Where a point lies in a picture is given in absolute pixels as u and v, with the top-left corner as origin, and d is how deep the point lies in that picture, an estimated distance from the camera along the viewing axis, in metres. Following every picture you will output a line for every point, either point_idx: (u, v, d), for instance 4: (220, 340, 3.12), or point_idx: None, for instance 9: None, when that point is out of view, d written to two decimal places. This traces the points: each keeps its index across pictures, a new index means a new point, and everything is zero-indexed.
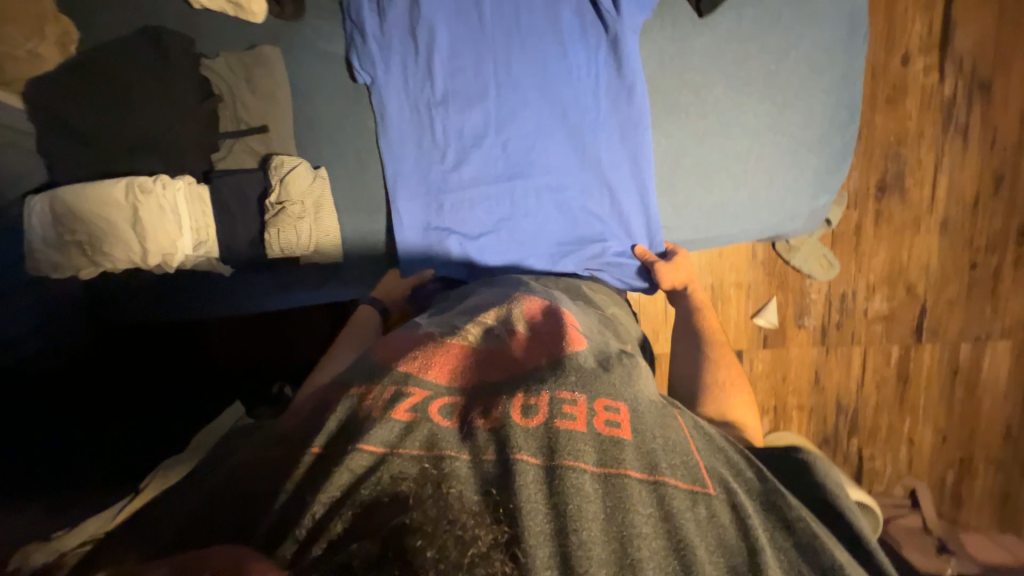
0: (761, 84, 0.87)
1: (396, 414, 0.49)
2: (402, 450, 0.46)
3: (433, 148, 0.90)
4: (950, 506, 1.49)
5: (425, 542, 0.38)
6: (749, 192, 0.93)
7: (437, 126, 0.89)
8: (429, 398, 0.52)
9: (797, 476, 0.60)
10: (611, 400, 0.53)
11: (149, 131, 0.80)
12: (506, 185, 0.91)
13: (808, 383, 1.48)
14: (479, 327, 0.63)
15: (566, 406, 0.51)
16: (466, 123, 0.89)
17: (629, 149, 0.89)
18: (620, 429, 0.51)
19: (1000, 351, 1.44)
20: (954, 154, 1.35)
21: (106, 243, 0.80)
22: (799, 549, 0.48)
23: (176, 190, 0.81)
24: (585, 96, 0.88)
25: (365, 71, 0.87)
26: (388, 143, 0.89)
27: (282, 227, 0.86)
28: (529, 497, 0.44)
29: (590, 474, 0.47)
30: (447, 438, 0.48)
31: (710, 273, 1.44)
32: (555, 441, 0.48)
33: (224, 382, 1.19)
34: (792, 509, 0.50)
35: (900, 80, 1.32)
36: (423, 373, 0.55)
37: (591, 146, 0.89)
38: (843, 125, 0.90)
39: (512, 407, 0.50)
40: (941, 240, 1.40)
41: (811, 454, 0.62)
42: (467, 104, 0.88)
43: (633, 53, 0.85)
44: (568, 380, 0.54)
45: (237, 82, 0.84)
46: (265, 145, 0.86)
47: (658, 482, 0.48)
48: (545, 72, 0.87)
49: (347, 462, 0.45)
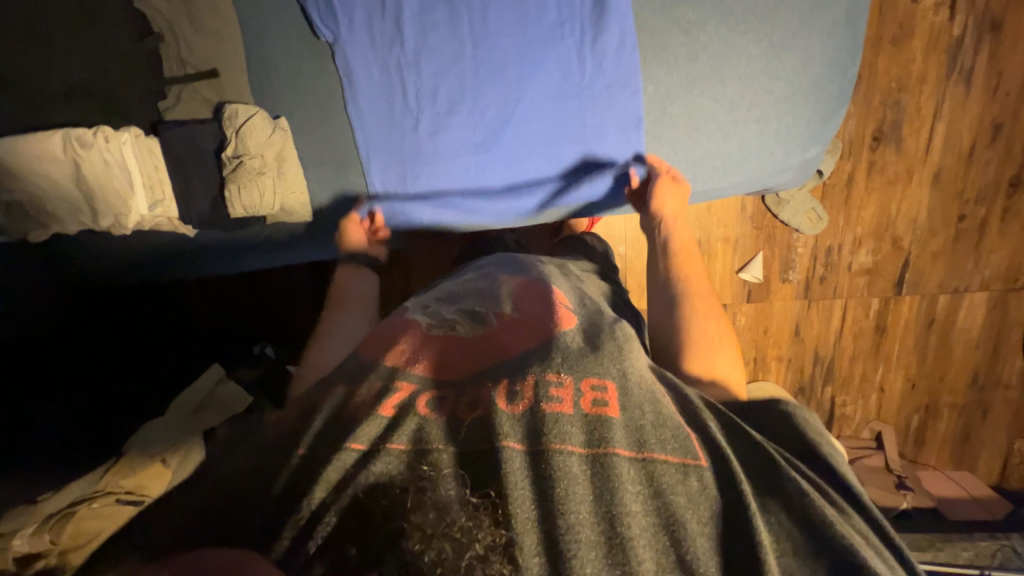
0: (757, 22, 0.79)
1: (384, 410, 0.48)
2: (390, 445, 0.45)
3: (404, 116, 0.83)
4: (913, 447, 1.57)
5: (421, 547, 0.37)
6: (736, 144, 0.89)
7: (410, 91, 0.82)
8: (416, 393, 0.50)
9: (784, 427, 0.58)
10: (599, 378, 0.52)
11: (82, 75, 0.72)
12: (484, 158, 0.87)
13: (788, 334, 1.51)
14: (467, 318, 0.62)
15: (552, 389, 0.49)
16: (437, 89, 0.82)
17: (616, 114, 0.85)
18: (608, 407, 0.49)
19: (977, 302, 1.46)
20: (956, 101, 1.30)
21: (48, 203, 0.75)
22: (788, 509, 0.48)
23: (122, 144, 0.74)
24: (570, 60, 0.81)
25: (326, 26, 0.78)
26: (357, 109, 0.83)
27: (242, 183, 0.79)
28: (516, 484, 0.43)
29: (578, 456, 0.46)
30: (435, 435, 0.46)
31: (697, 228, 1.41)
32: (541, 426, 0.46)
33: (198, 331, 1.16)
34: (786, 472, 0.50)
35: (908, 18, 1.23)
36: (410, 367, 0.54)
37: (577, 114, 0.84)
38: (842, 69, 0.84)
39: (496, 394, 0.49)
40: (931, 192, 1.37)
41: (796, 405, 0.60)
42: (439, 66, 0.80)
43: (623, 8, 0.78)
44: (554, 363, 0.52)
45: (179, 18, 0.76)
46: (218, 93, 0.79)
47: (647, 459, 0.47)
48: (526, 36, 0.79)
49: (336, 460, 0.44)
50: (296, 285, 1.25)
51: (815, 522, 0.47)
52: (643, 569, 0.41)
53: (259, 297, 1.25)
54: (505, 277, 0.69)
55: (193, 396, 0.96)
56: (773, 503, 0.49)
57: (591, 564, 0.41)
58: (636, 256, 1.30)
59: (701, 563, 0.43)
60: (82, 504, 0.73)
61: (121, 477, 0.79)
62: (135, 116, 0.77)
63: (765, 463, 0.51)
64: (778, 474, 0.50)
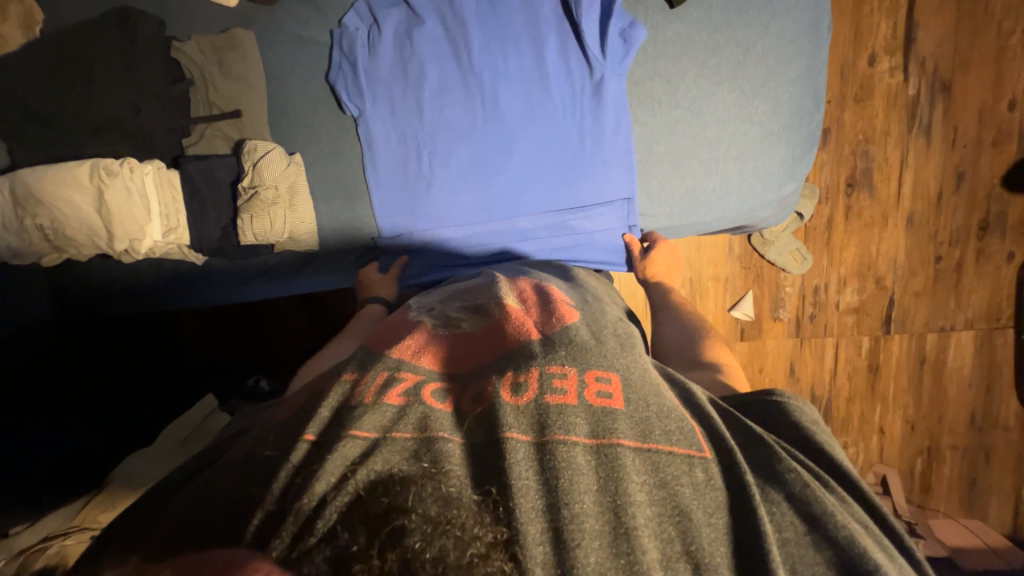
0: (730, 74, 0.89)
1: (389, 399, 0.48)
2: (395, 433, 0.45)
3: (418, 181, 0.90)
4: (920, 492, 1.53)
5: (422, 545, 0.35)
6: (718, 180, 0.96)
7: (425, 159, 0.89)
8: (422, 381, 0.51)
9: (771, 415, 0.60)
10: (602, 370, 0.53)
11: (114, 113, 0.78)
12: (488, 211, 0.93)
13: (784, 373, 1.52)
14: (470, 314, 0.63)
15: (555, 381, 0.50)
16: (449, 158, 0.89)
17: (610, 181, 0.93)
18: (613, 399, 0.50)
19: (964, 341, 1.49)
20: (919, 152, 1.41)
21: (66, 228, 0.78)
22: (791, 500, 0.48)
23: (145, 175, 0.79)
24: (570, 134, 0.90)
25: (352, 102, 0.86)
26: (375, 173, 0.90)
27: (255, 213, 0.83)
28: (519, 473, 0.42)
29: (582, 447, 0.45)
30: (441, 420, 0.47)
31: (688, 267, 1.46)
32: (545, 418, 0.46)
33: (171, 362, 1.18)
34: (783, 462, 0.50)
35: (867, 80, 1.36)
36: (417, 359, 0.54)
37: (577, 184, 0.93)
38: (808, 114, 0.93)
39: (501, 387, 0.49)
40: (907, 234, 1.45)
41: (783, 397, 0.61)
42: (454, 139, 0.88)
43: (617, 95, 0.88)
44: (557, 355, 0.53)
45: (208, 65, 0.84)
46: (238, 131, 0.85)
47: (651, 450, 0.47)
48: (532, 113, 0.89)
49: (341, 447, 0.43)
50: (295, 316, 1.26)
51: (817, 514, 0.47)
52: (649, 559, 0.41)
53: (255, 328, 1.25)
54: (508, 276, 0.73)
55: (184, 424, 0.94)
56: (782, 499, 0.48)
57: (596, 554, 0.40)
58: (632, 293, 1.34)
59: (705, 554, 0.43)
60: (56, 539, 0.67)
61: (100, 511, 0.74)
62: (159, 150, 0.82)
63: (765, 456, 0.52)
64: (776, 467, 0.50)
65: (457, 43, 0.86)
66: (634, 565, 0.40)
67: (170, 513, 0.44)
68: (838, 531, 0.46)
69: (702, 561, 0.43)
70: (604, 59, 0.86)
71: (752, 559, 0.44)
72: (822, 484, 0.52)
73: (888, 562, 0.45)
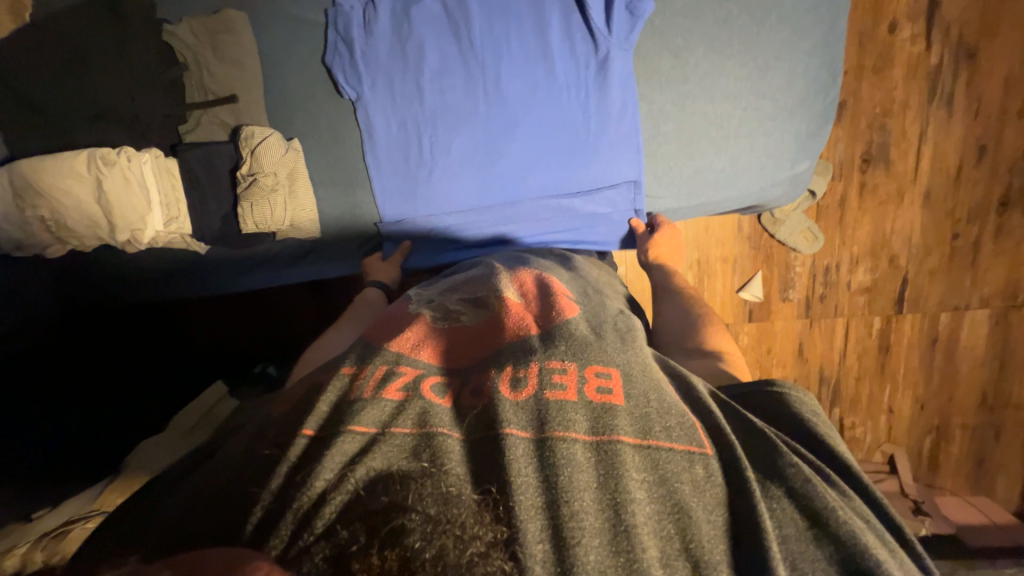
0: (742, 46, 0.85)
1: (388, 394, 0.48)
2: (394, 429, 0.45)
3: (418, 166, 0.89)
4: (927, 470, 1.53)
5: (422, 544, 0.35)
6: (728, 160, 0.93)
7: (425, 143, 0.87)
8: (422, 375, 0.51)
9: (771, 407, 0.59)
10: (602, 365, 0.52)
11: (108, 101, 0.76)
12: (488, 196, 0.91)
13: (792, 354, 1.50)
14: (470, 306, 0.62)
15: (555, 376, 0.49)
16: (449, 142, 0.87)
17: (614, 164, 0.91)
18: (613, 394, 0.49)
19: (978, 320, 1.46)
20: (939, 124, 1.35)
21: (67, 218, 0.78)
22: (791, 495, 0.48)
23: (142, 164, 0.78)
24: (574, 116, 0.87)
25: (350, 86, 0.84)
26: (375, 157, 0.88)
27: (254, 201, 0.83)
28: (518, 471, 0.42)
29: (581, 444, 0.45)
30: (440, 415, 0.47)
31: (696, 248, 1.44)
32: (545, 414, 0.46)
33: (182, 351, 1.20)
34: (784, 457, 0.50)
35: (887, 48, 1.29)
36: (416, 353, 0.54)
37: (581, 168, 0.91)
38: (824, 87, 0.89)
39: (501, 382, 0.49)
40: (923, 210, 1.40)
41: (786, 388, 0.60)
42: (454, 122, 0.86)
43: (623, 74, 0.85)
44: (557, 350, 0.52)
45: (202, 49, 0.81)
46: (235, 117, 0.83)
47: (651, 446, 0.47)
48: (534, 94, 0.86)
49: (341, 442, 0.43)
50: (299, 303, 1.26)
51: (819, 509, 0.46)
52: (648, 557, 0.41)
53: (260, 317, 1.26)
54: (508, 266, 0.72)
55: (196, 411, 0.96)
56: (782, 495, 0.48)
57: (595, 552, 0.40)
58: (637, 275, 1.32)
59: (705, 551, 0.43)
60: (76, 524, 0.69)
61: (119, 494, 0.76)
62: (156, 138, 0.81)
63: (768, 451, 0.51)
64: (777, 463, 0.50)
65: (457, 22, 0.82)
66: (633, 563, 0.40)
67: (174, 507, 0.45)
68: (839, 526, 0.45)
69: (701, 558, 0.43)
70: (609, 32, 0.82)
71: (752, 554, 0.43)
72: (823, 478, 0.51)
73: (888, 557, 0.45)
